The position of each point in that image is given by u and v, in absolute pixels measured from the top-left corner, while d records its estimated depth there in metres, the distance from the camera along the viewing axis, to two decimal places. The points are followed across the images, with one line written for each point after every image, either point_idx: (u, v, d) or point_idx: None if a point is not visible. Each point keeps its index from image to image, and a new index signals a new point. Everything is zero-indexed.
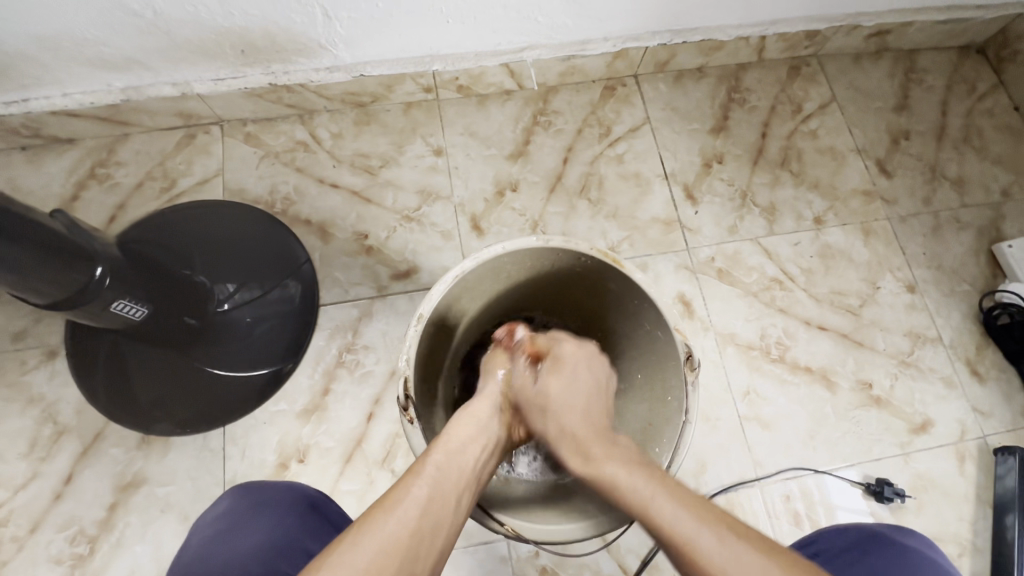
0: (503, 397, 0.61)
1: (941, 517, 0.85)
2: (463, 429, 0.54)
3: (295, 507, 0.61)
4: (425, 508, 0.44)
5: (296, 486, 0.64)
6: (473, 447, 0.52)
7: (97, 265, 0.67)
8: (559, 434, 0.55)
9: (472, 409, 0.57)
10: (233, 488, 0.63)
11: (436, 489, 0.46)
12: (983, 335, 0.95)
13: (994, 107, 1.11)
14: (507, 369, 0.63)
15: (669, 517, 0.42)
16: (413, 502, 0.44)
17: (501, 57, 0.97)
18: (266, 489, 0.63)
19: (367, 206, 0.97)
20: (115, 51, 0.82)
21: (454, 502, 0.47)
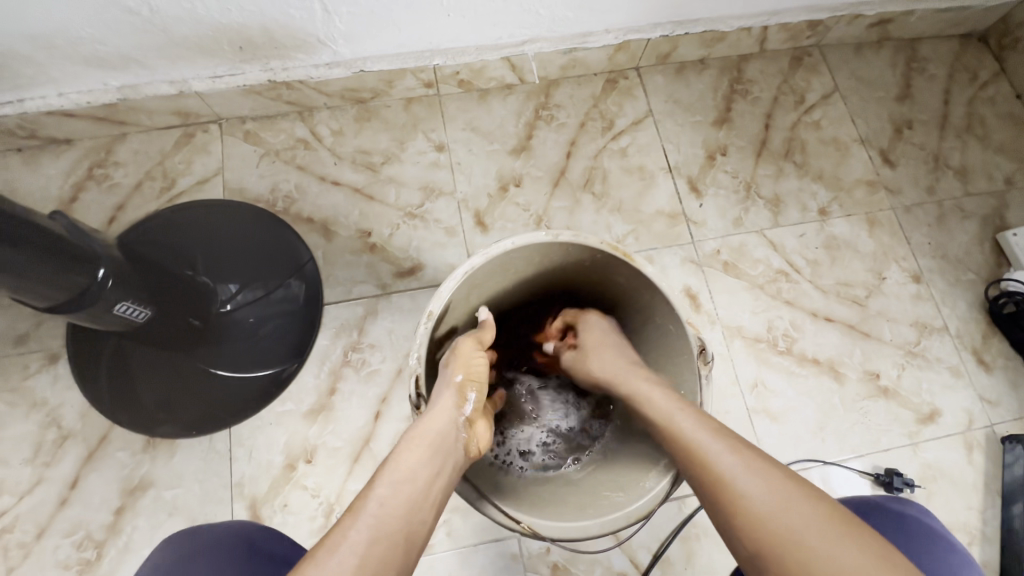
0: (455, 405, 0.58)
1: (950, 506, 0.86)
2: (405, 454, 0.52)
3: (234, 552, 0.55)
4: (363, 554, 0.44)
5: (241, 526, 0.58)
6: (421, 479, 0.51)
7: (99, 267, 0.66)
8: (643, 403, 0.58)
9: (420, 428, 0.54)
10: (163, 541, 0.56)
11: (374, 531, 0.45)
12: (989, 324, 0.95)
13: (996, 95, 1.11)
14: (461, 375, 0.60)
15: (768, 506, 0.45)
16: (350, 549, 0.44)
17: (502, 50, 0.96)
18: (198, 535, 0.56)
19: (370, 204, 0.96)
20: (111, 49, 0.81)
21: (400, 541, 0.46)
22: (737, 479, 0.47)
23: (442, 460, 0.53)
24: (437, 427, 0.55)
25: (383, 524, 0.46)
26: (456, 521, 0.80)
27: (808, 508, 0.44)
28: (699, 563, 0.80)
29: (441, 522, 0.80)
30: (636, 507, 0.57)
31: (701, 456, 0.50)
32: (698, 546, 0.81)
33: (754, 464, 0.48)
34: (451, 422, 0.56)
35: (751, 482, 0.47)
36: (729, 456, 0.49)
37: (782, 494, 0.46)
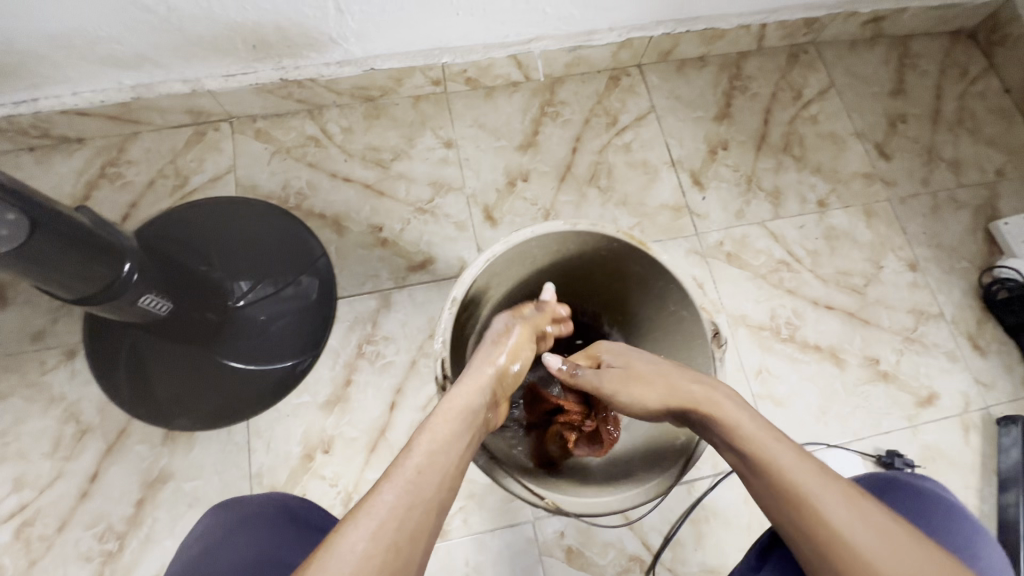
0: (488, 389, 0.60)
1: (949, 485, 0.88)
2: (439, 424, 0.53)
3: (273, 519, 0.58)
4: (402, 511, 0.45)
5: (276, 496, 0.61)
6: (453, 444, 0.52)
7: (124, 261, 0.68)
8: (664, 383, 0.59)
9: (450, 401, 0.56)
10: (213, 506, 0.59)
11: (410, 497, 0.46)
12: (983, 310, 0.99)
13: (985, 90, 1.15)
14: (502, 360, 0.63)
15: (812, 491, 0.46)
16: (387, 509, 0.45)
17: (509, 48, 0.98)
18: (243, 502, 0.59)
19: (381, 199, 0.98)
20: (127, 48, 0.82)
21: (434, 504, 0.47)
22: (797, 474, 0.47)
23: (472, 431, 0.55)
24: (464, 399, 0.57)
25: (418, 482, 0.47)
26: (472, 507, 0.82)
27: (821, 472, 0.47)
28: (710, 544, 0.82)
29: (458, 509, 0.81)
30: (655, 484, 0.60)
31: (754, 448, 0.50)
32: (708, 528, 0.83)
33: (813, 465, 0.48)
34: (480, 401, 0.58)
35: (812, 481, 0.46)
36: (785, 454, 0.48)
37: (840, 498, 0.45)
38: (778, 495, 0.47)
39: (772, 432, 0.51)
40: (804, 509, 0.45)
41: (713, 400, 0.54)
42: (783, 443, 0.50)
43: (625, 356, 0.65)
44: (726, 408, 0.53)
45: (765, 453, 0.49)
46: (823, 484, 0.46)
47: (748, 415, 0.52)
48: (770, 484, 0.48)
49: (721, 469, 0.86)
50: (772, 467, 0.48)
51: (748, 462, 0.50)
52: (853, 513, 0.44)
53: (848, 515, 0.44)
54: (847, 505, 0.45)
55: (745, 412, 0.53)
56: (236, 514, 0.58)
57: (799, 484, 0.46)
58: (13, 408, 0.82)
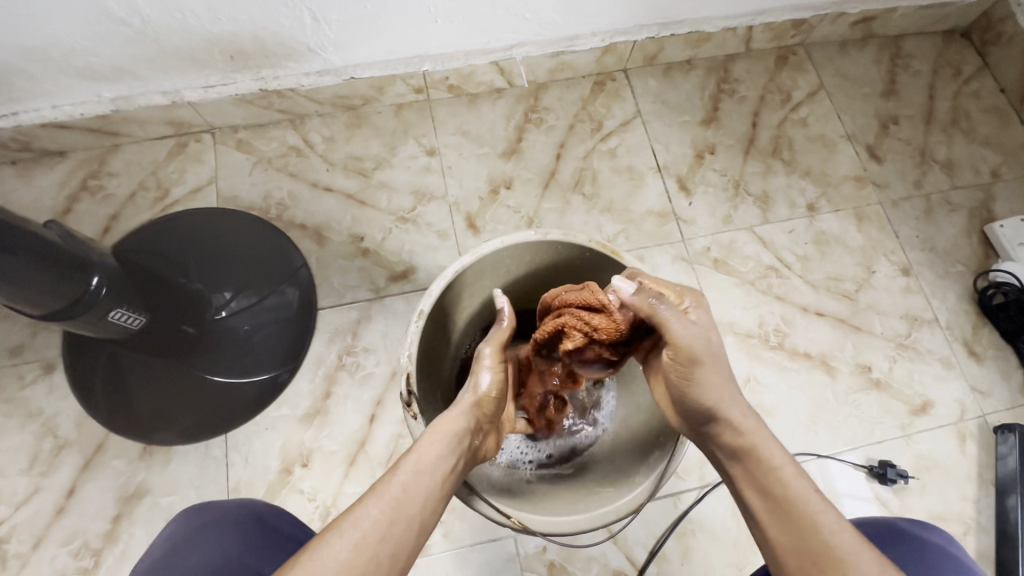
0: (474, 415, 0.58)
1: (944, 496, 0.86)
2: (430, 444, 0.52)
3: (239, 525, 0.55)
4: (382, 533, 0.45)
5: (244, 501, 0.58)
6: (441, 470, 0.51)
7: (92, 275, 0.67)
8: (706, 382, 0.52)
9: (444, 424, 0.54)
10: (182, 511, 0.57)
11: (395, 514, 0.46)
12: (978, 315, 0.96)
13: (980, 90, 1.12)
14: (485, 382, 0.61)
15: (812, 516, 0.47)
16: (368, 526, 0.45)
17: (491, 55, 0.97)
18: (211, 508, 0.56)
19: (362, 209, 0.97)
20: (104, 61, 0.82)
21: (416, 524, 0.47)
22: (830, 533, 0.46)
23: (462, 457, 0.53)
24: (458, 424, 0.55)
25: (403, 506, 0.47)
26: (452, 522, 0.80)
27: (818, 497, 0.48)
28: (696, 558, 0.80)
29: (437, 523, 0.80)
30: (626, 501, 0.59)
31: (789, 498, 0.48)
32: (695, 542, 0.81)
33: (848, 525, 0.46)
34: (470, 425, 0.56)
35: (847, 542, 0.45)
36: (821, 510, 0.47)
37: (875, 564, 0.44)
38: (806, 551, 0.46)
39: (809, 484, 0.50)
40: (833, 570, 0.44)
41: (755, 434, 0.52)
42: (819, 498, 0.48)
43: (710, 328, 0.53)
44: (767, 448, 0.51)
45: (800, 504, 0.48)
46: (857, 547, 0.45)
47: (788, 461, 0.51)
48: (800, 540, 0.46)
49: (708, 480, 0.84)
50: (807, 522, 0.47)
51: (780, 511, 0.48)
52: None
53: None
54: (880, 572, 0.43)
55: (786, 457, 0.51)
56: (199, 521, 0.55)
57: (834, 543, 0.45)
58: None
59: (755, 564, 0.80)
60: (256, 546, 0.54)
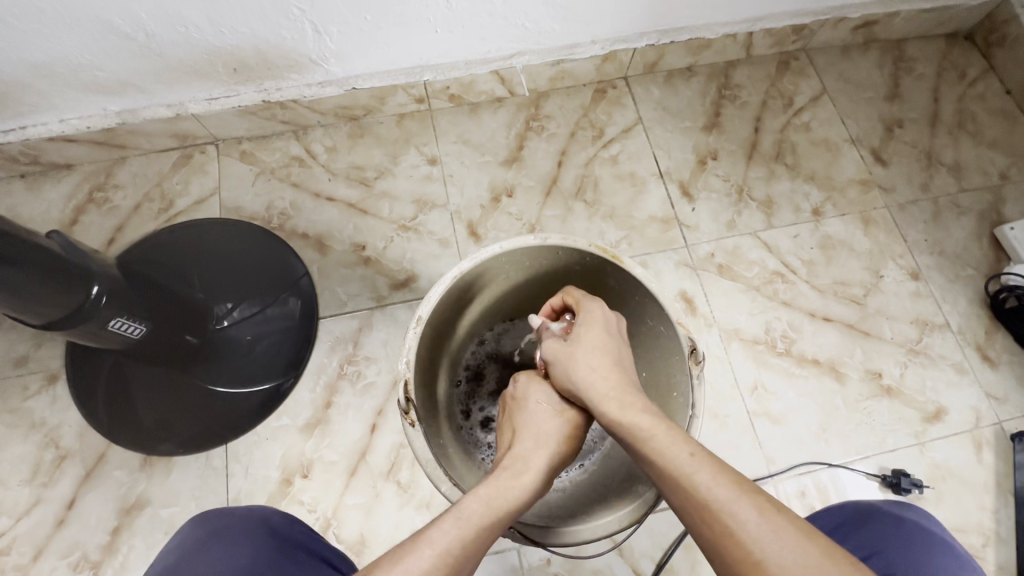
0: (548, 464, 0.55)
1: (962, 507, 0.83)
2: (497, 493, 0.50)
3: (250, 536, 0.53)
4: None
5: (252, 509, 0.56)
6: (502, 527, 0.48)
7: (93, 284, 0.67)
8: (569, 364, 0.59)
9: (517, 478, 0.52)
10: (191, 518, 0.55)
11: (453, 567, 0.43)
12: (991, 319, 0.94)
13: (985, 92, 1.11)
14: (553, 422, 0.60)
15: (701, 490, 0.43)
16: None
17: (491, 64, 0.98)
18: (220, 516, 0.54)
19: (364, 218, 0.97)
20: (109, 74, 0.83)
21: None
22: (705, 490, 0.43)
23: (525, 512, 0.51)
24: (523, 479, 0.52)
25: (457, 560, 0.43)
26: None
27: (723, 479, 0.44)
28: (705, 571, 0.78)
29: None
30: (628, 512, 0.59)
31: (672, 475, 0.45)
32: (703, 554, 0.79)
33: (725, 475, 0.44)
34: (539, 478, 0.53)
35: (721, 494, 0.42)
36: (694, 470, 0.45)
37: (753, 510, 0.41)
38: (685, 512, 0.44)
39: (683, 442, 0.48)
40: (715, 524, 0.41)
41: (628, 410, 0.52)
42: (693, 456, 0.46)
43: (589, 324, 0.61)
44: (638, 422, 0.51)
45: (672, 466, 0.46)
46: (734, 497, 0.42)
47: (657, 426, 0.50)
48: (679, 506, 0.44)
49: None
50: (679, 481, 0.45)
51: (659, 479, 0.46)
52: (763, 521, 0.40)
53: (760, 525, 0.40)
54: (758, 517, 0.40)
55: (655, 421, 0.50)
56: (208, 529, 0.53)
57: (708, 500, 0.42)
58: None
59: None
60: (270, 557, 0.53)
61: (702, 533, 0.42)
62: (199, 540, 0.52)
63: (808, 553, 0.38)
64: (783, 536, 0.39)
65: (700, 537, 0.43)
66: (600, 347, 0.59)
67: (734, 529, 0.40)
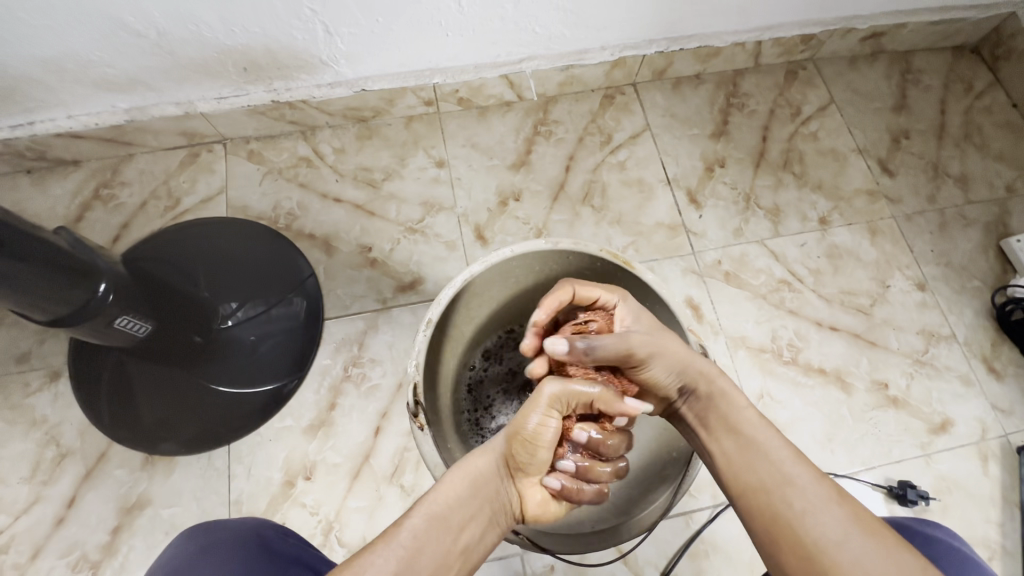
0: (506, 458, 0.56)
1: (968, 519, 0.83)
2: (450, 489, 0.52)
3: (242, 548, 0.52)
4: None
5: (243, 522, 0.56)
6: (456, 520, 0.50)
7: (99, 282, 0.67)
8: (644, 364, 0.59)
9: (469, 465, 0.54)
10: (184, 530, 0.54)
11: (403, 565, 0.45)
12: (997, 331, 0.94)
13: (992, 105, 1.12)
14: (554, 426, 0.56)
15: (784, 472, 0.52)
16: None
17: (500, 68, 0.98)
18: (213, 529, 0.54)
19: (371, 219, 0.97)
20: (119, 72, 0.83)
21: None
22: (789, 472, 0.52)
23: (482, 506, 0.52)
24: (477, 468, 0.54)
25: (409, 556, 0.46)
26: None
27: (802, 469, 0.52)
28: None
29: None
30: (639, 522, 0.62)
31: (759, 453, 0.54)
32: (708, 564, 0.78)
33: (806, 462, 0.53)
34: (495, 470, 0.55)
35: (802, 476, 0.52)
36: (778, 453, 0.54)
37: (825, 497, 0.50)
38: (764, 488, 0.52)
39: (772, 428, 0.56)
40: (793, 502, 0.50)
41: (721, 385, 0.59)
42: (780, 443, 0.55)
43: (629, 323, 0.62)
44: (733, 398, 0.59)
45: (760, 447, 0.55)
46: (812, 483, 0.51)
47: (751, 408, 0.58)
48: (759, 481, 0.53)
49: (721, 500, 0.81)
50: (770, 461, 0.53)
51: (748, 454, 0.55)
52: (838, 504, 0.49)
53: (835, 509, 0.49)
54: (831, 505, 0.50)
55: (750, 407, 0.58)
56: (202, 543, 0.52)
57: (791, 482, 0.51)
58: None
59: None
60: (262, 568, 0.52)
61: (777, 505, 0.51)
62: (190, 556, 0.50)
63: (878, 534, 0.47)
64: (849, 525, 0.48)
65: (765, 507, 0.52)
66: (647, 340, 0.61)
67: (809, 509, 0.49)
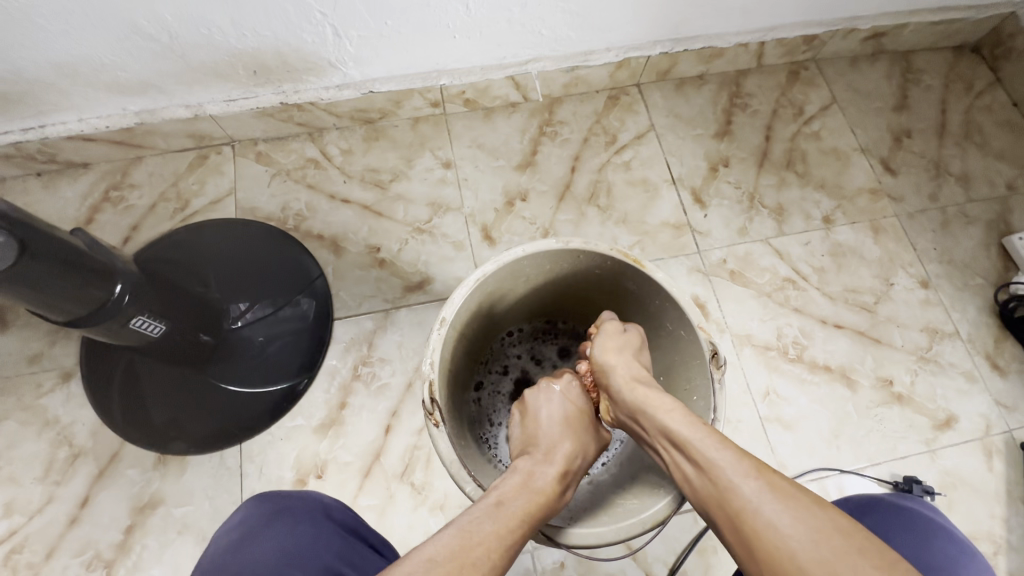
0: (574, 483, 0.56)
1: (972, 514, 0.84)
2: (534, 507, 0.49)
3: (311, 519, 0.54)
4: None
5: (315, 496, 0.57)
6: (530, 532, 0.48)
7: (116, 283, 0.67)
8: (604, 348, 0.63)
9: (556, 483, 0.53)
10: (251, 497, 0.56)
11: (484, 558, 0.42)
12: (1000, 328, 0.95)
13: (992, 104, 1.13)
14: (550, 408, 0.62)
15: (704, 454, 0.47)
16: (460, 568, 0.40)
17: (506, 70, 0.99)
18: (284, 496, 0.56)
19: (379, 220, 0.98)
20: (130, 75, 0.84)
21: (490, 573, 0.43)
22: (706, 454, 0.47)
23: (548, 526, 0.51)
24: (552, 477, 0.53)
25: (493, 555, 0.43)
26: None
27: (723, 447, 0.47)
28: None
29: None
30: (652, 514, 0.58)
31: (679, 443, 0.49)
32: (716, 559, 0.79)
33: (729, 443, 0.47)
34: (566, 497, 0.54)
35: (722, 458, 0.46)
36: (697, 437, 0.49)
37: (749, 469, 0.45)
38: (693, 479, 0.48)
39: (691, 417, 0.51)
40: (716, 486, 0.45)
41: (643, 393, 0.55)
42: (697, 427, 0.50)
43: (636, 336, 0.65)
44: (651, 399, 0.54)
45: (679, 439, 0.49)
46: (733, 462, 0.45)
47: (674, 405, 0.53)
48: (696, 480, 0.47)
49: None
50: (694, 456, 0.48)
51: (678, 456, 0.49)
52: (755, 482, 0.44)
53: (755, 484, 0.44)
54: (754, 477, 0.44)
55: (664, 397, 0.54)
56: (274, 507, 0.54)
57: (710, 465, 0.46)
58: (7, 431, 0.82)
59: None
60: (329, 539, 0.54)
61: (710, 498, 0.46)
62: (264, 519, 0.53)
63: (800, 506, 0.42)
64: (776, 496, 0.43)
65: (700, 501, 0.47)
66: (633, 350, 0.63)
67: (732, 486, 0.44)
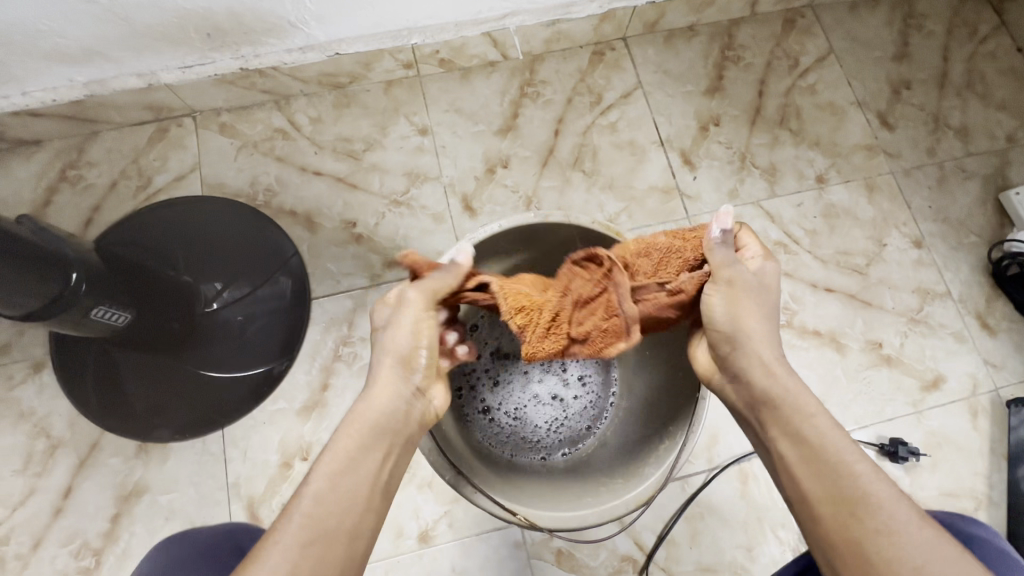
0: (397, 376, 0.52)
1: (956, 472, 0.85)
2: (348, 442, 0.48)
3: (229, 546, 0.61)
4: (293, 560, 0.40)
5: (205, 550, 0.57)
6: (360, 461, 0.47)
7: (71, 272, 0.64)
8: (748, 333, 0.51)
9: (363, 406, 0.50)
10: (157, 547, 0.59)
11: (313, 529, 0.42)
12: (991, 286, 0.94)
13: (996, 50, 1.07)
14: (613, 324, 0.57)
15: (862, 480, 0.44)
16: (279, 555, 0.40)
17: (482, 26, 0.92)
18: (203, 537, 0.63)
19: (354, 193, 0.93)
20: (71, 42, 0.77)
21: (340, 531, 0.43)
22: (868, 482, 0.44)
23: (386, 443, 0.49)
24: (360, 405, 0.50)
25: (323, 514, 0.43)
26: (458, 511, 0.79)
27: (883, 486, 0.44)
28: (705, 541, 0.80)
29: (442, 512, 0.79)
30: (636, 494, 0.58)
31: (831, 457, 0.45)
32: (703, 525, 0.80)
33: (884, 476, 0.44)
34: (392, 399, 0.51)
35: (885, 493, 0.43)
36: (855, 460, 0.45)
37: (914, 515, 0.42)
38: (837, 498, 0.44)
39: (842, 432, 0.47)
40: (867, 518, 0.42)
41: (788, 385, 0.49)
42: (851, 445, 0.46)
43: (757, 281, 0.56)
44: (801, 398, 0.48)
45: (835, 453, 0.45)
46: (898, 503, 0.43)
47: (822, 411, 0.48)
48: (832, 492, 0.44)
49: (716, 463, 0.82)
50: (844, 473, 0.44)
51: (808, 458, 0.46)
52: (926, 529, 0.41)
53: (922, 533, 0.41)
54: (920, 525, 0.42)
55: (816, 401, 0.48)
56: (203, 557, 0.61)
57: (870, 493, 0.43)
58: None
59: (764, 547, 0.80)
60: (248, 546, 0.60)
61: (851, 524, 0.43)
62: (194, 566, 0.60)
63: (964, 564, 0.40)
64: (942, 548, 0.41)
65: (824, 517, 0.44)
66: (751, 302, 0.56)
67: (894, 528, 0.41)
